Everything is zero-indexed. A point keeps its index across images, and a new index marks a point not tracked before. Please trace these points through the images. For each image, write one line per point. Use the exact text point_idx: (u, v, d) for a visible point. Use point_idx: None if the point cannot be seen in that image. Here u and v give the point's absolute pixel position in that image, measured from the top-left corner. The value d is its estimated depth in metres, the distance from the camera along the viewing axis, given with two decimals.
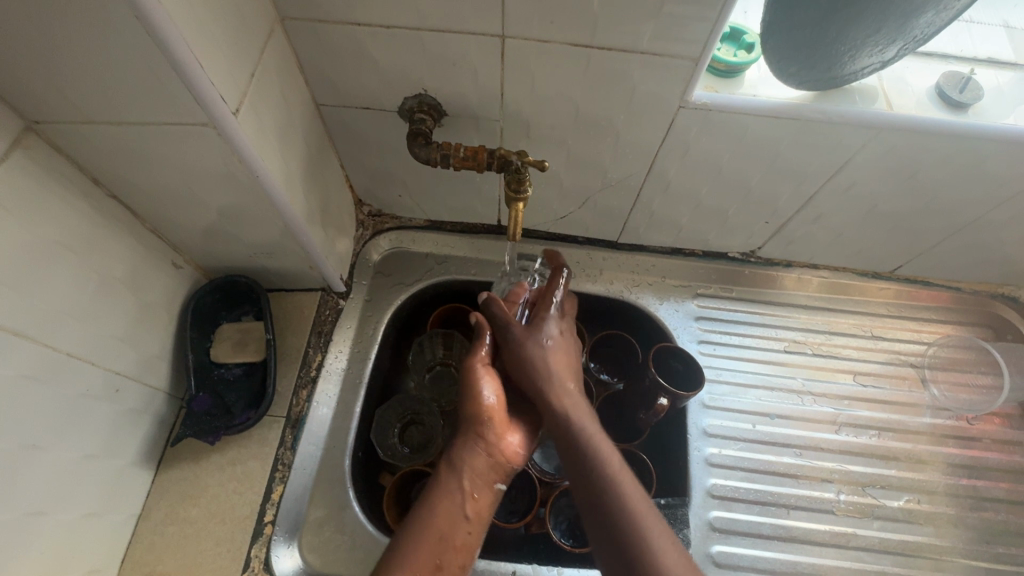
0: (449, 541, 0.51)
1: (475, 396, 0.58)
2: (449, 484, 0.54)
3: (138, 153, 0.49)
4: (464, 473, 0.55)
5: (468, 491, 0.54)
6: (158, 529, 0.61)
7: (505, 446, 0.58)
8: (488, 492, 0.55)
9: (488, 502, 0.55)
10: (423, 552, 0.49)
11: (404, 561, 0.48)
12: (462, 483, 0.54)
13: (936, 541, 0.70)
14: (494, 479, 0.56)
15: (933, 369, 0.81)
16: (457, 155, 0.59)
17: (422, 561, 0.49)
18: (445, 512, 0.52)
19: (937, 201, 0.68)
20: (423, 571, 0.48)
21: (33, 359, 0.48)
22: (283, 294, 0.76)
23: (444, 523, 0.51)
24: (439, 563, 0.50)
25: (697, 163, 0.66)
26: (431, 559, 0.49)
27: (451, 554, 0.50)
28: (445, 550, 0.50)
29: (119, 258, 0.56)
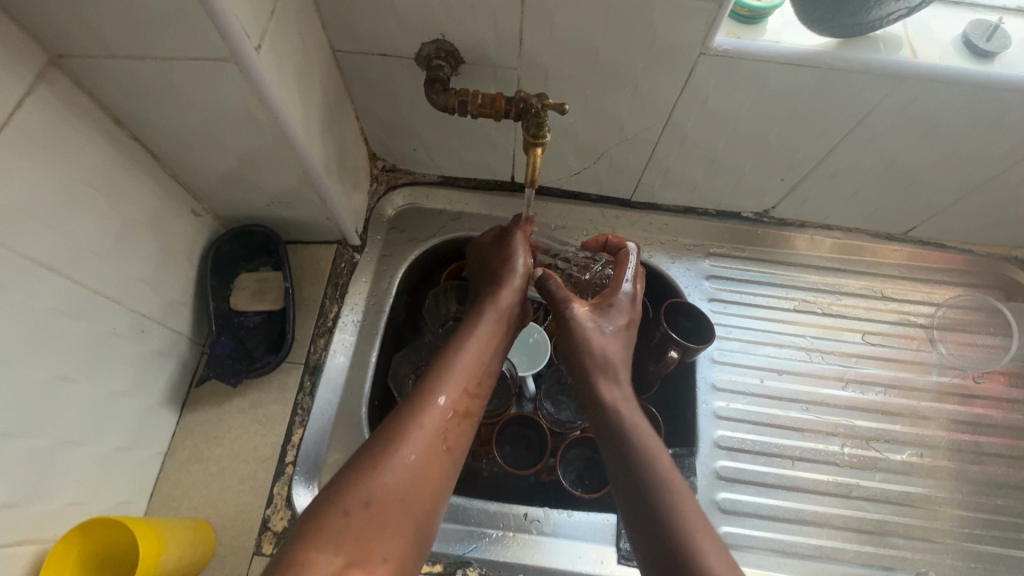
0: (485, 360, 0.56)
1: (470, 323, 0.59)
2: (480, 319, 0.59)
3: (160, 91, 0.49)
4: (493, 314, 0.60)
5: (499, 326, 0.60)
6: (184, 467, 0.63)
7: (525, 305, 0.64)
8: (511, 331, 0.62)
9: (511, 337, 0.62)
10: (463, 370, 0.54)
11: (450, 373, 0.54)
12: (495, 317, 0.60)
13: (936, 493, 0.72)
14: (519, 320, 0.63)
15: (943, 329, 0.81)
16: (475, 101, 0.59)
17: (463, 373, 0.54)
18: (481, 342, 0.57)
19: (956, 157, 0.67)
20: (466, 383, 0.54)
21: (63, 293, 0.49)
22: (299, 247, 0.76)
23: (479, 348, 0.57)
24: (477, 378, 0.55)
25: (716, 116, 0.65)
26: (470, 374, 0.54)
27: (485, 375, 0.56)
28: (482, 367, 0.56)
29: (141, 200, 0.57)
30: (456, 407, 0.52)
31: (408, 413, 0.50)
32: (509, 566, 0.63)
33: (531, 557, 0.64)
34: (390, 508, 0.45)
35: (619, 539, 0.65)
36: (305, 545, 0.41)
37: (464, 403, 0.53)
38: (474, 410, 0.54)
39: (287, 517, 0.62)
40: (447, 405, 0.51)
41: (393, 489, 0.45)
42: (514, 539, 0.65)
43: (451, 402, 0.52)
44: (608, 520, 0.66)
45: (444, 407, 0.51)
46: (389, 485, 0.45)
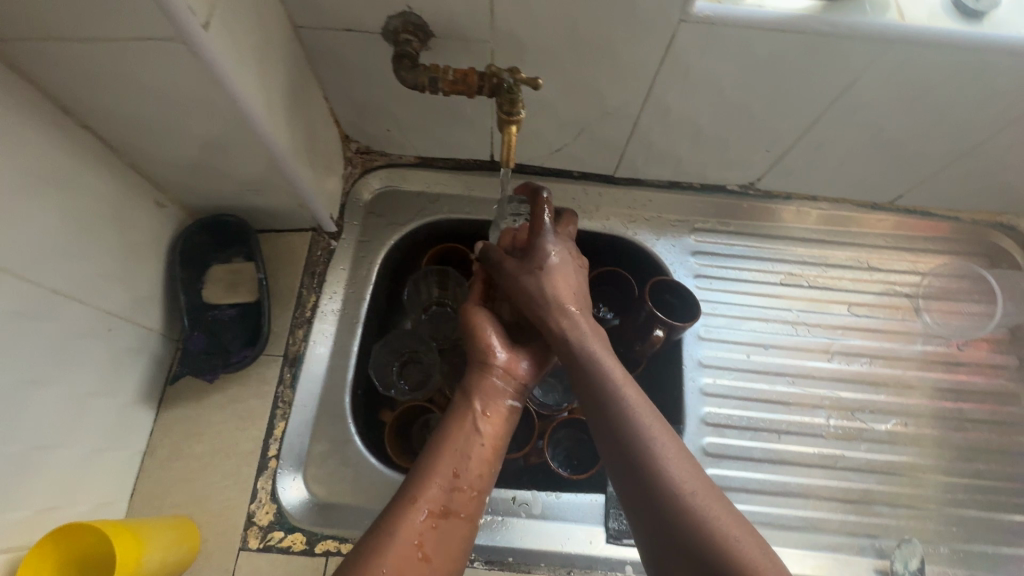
0: (466, 454, 0.53)
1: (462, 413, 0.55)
2: (460, 407, 0.56)
3: (107, 76, 0.46)
4: (472, 394, 0.57)
5: (478, 413, 0.55)
6: (164, 465, 0.62)
7: (514, 366, 0.59)
8: (500, 411, 0.56)
9: (501, 422, 0.56)
10: (440, 464, 0.52)
11: (425, 472, 0.51)
12: (473, 397, 0.56)
13: (921, 460, 0.72)
14: (508, 397, 0.58)
15: (928, 298, 0.81)
16: (446, 78, 0.56)
17: (440, 471, 0.51)
18: (458, 431, 0.54)
19: (944, 123, 0.66)
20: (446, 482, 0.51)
21: (20, 294, 0.47)
22: (273, 235, 0.74)
23: (459, 444, 0.53)
24: (460, 472, 0.52)
25: (699, 86, 0.63)
26: (450, 464, 0.52)
27: (468, 464, 0.53)
28: (463, 456, 0.53)
29: (98, 193, 0.54)
30: (433, 510, 0.49)
31: (380, 525, 0.48)
32: (498, 549, 0.63)
33: (519, 541, 0.64)
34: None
35: (608, 519, 0.65)
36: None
37: (443, 501, 0.50)
38: (460, 510, 0.51)
39: (272, 510, 0.61)
40: (407, 553, 0.47)
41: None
42: (503, 523, 0.65)
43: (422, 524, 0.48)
44: (597, 501, 0.66)
45: (415, 531, 0.48)
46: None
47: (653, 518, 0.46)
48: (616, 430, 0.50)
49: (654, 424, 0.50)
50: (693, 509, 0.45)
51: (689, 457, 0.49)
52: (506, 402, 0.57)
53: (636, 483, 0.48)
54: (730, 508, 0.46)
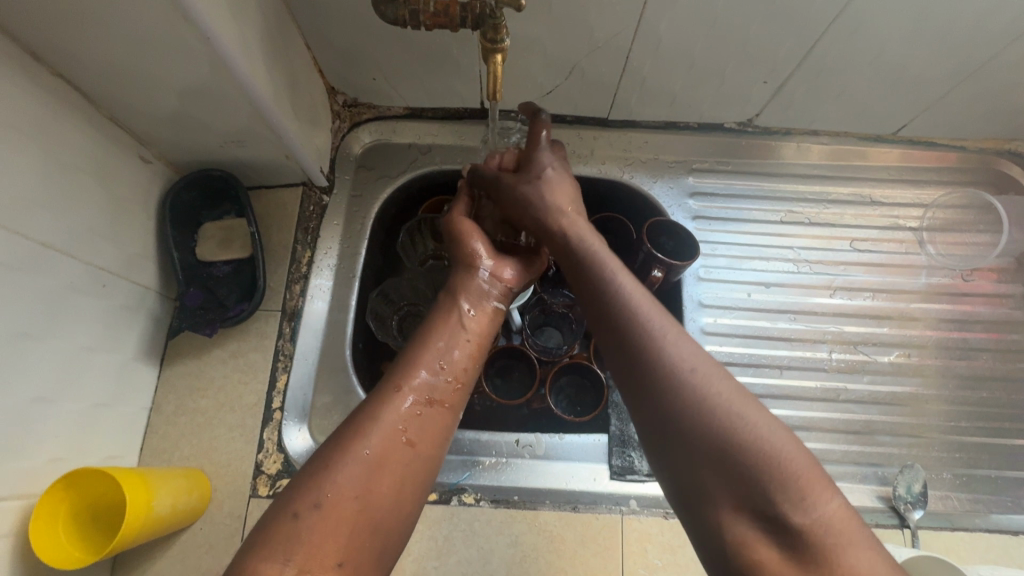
0: (451, 345, 0.50)
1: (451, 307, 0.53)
2: (445, 305, 0.53)
3: (74, 15, 0.45)
4: (457, 294, 0.54)
5: (464, 310, 0.53)
6: (171, 420, 0.63)
7: (499, 275, 0.57)
8: (485, 310, 0.54)
9: (489, 322, 0.54)
10: (425, 352, 0.48)
11: (410, 359, 0.48)
12: (459, 295, 0.54)
13: (924, 390, 0.72)
14: (492, 301, 0.56)
15: (932, 230, 0.80)
16: (427, 10, 0.53)
17: (427, 359, 0.48)
18: (444, 323, 0.51)
19: (949, 38, 0.63)
20: (432, 367, 0.47)
21: (5, 245, 0.46)
22: (264, 192, 0.73)
23: (444, 337, 0.50)
24: (445, 362, 0.49)
25: (690, 10, 0.60)
26: (436, 354, 0.48)
27: (454, 356, 0.49)
28: (449, 349, 0.49)
29: (79, 146, 0.53)
30: (420, 395, 0.45)
31: (362, 407, 0.44)
32: (503, 489, 0.64)
33: (523, 481, 0.64)
34: (338, 517, 0.38)
35: (611, 456, 0.66)
36: (253, 557, 0.36)
37: (432, 389, 0.46)
38: (445, 400, 0.47)
39: (280, 460, 0.62)
40: (391, 432, 0.43)
41: (349, 476, 0.40)
42: (508, 464, 0.66)
43: (411, 400, 0.45)
44: (600, 440, 0.67)
45: (400, 407, 0.44)
46: (340, 482, 0.39)
47: (648, 399, 0.42)
48: (606, 314, 0.47)
49: (649, 305, 0.46)
50: (693, 386, 0.40)
51: (689, 337, 0.44)
52: (489, 306, 0.55)
53: (631, 367, 0.44)
54: (732, 380, 0.41)
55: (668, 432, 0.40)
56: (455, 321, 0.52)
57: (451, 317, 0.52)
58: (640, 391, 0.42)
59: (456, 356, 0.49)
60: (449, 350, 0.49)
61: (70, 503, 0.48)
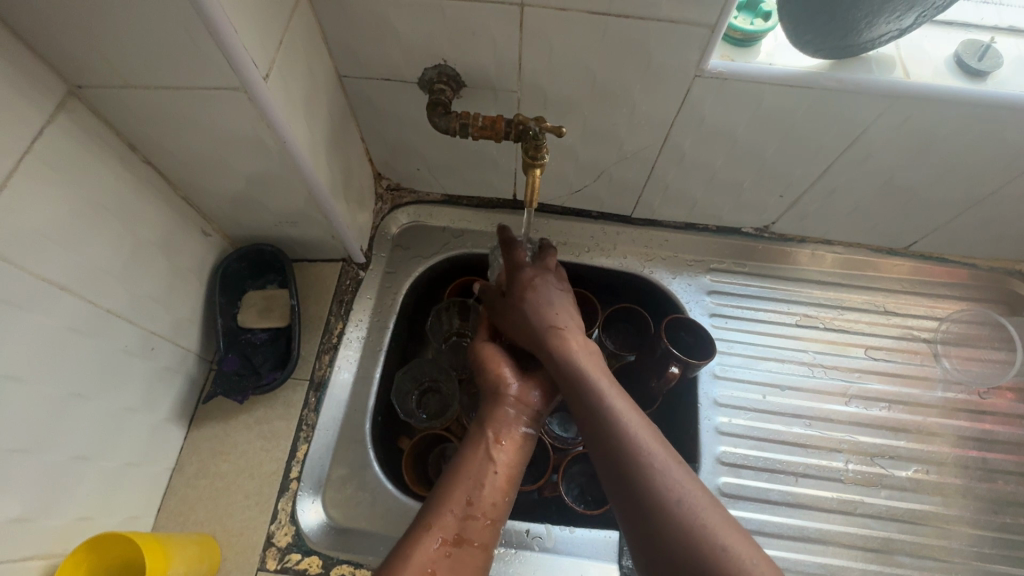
0: (480, 482, 0.53)
1: (481, 432, 0.57)
2: (475, 435, 0.57)
3: (173, 118, 0.51)
4: (484, 428, 0.57)
5: (486, 443, 0.56)
6: (191, 482, 0.64)
7: (523, 395, 0.60)
8: (515, 438, 0.57)
9: (517, 451, 0.57)
10: (455, 491, 0.53)
11: (438, 501, 0.52)
12: (483, 427, 0.57)
13: (944, 510, 0.71)
14: (520, 425, 0.58)
15: (946, 343, 0.81)
16: (475, 124, 0.60)
17: (454, 499, 0.52)
18: (472, 457, 0.55)
19: (954, 173, 0.68)
20: (458, 504, 0.52)
21: (78, 313, 0.51)
22: (305, 264, 0.78)
23: (471, 477, 0.54)
24: (471, 501, 0.52)
25: (713, 134, 0.66)
26: (463, 494, 0.52)
27: (481, 492, 0.53)
28: (479, 480, 0.53)
29: (154, 222, 0.59)
30: (445, 534, 0.50)
31: (395, 550, 0.49)
32: None
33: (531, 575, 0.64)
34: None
35: (621, 556, 0.65)
36: None
37: (456, 528, 0.51)
38: (475, 538, 0.51)
39: (291, 532, 0.63)
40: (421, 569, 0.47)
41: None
42: (515, 556, 0.65)
43: (441, 536, 0.49)
44: (611, 538, 0.66)
45: (433, 537, 0.49)
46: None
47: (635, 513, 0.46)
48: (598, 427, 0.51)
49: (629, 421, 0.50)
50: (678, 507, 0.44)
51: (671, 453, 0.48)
52: (518, 431, 0.58)
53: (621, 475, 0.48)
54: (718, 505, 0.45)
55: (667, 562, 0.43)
56: (484, 455, 0.55)
57: (479, 450, 0.56)
58: (637, 517, 0.46)
59: (486, 490, 0.53)
60: (480, 486, 0.53)
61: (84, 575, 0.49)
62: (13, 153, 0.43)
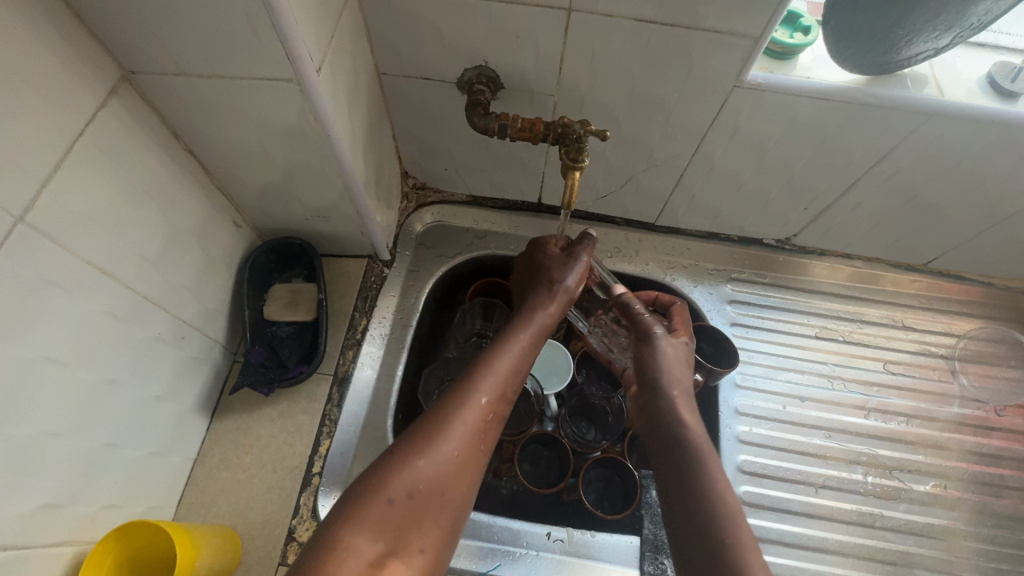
0: (516, 370, 0.53)
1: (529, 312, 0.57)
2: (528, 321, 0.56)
3: (220, 107, 0.52)
4: (528, 325, 0.56)
5: (532, 334, 0.56)
6: (213, 474, 0.64)
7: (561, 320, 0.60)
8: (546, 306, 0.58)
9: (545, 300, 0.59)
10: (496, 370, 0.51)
11: (489, 370, 0.51)
12: (535, 319, 0.57)
13: (961, 525, 0.72)
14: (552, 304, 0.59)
15: (963, 360, 0.82)
16: (514, 125, 0.61)
17: (493, 383, 0.51)
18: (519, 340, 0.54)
19: (979, 191, 0.69)
20: (499, 392, 0.50)
21: (117, 298, 0.50)
22: (331, 259, 0.78)
23: (511, 363, 0.53)
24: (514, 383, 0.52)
25: (745, 144, 0.67)
26: (510, 377, 0.52)
27: (521, 379, 0.53)
28: (521, 366, 0.53)
29: (191, 210, 0.59)
30: (491, 408, 0.49)
31: (443, 410, 0.47)
32: None
33: None
34: (417, 508, 0.43)
35: (643, 562, 0.66)
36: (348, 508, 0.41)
37: (501, 406, 0.51)
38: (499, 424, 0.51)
39: (312, 527, 0.62)
40: (459, 445, 0.46)
41: (424, 484, 0.43)
42: (537, 557, 0.65)
43: (480, 414, 0.48)
44: (632, 543, 0.67)
45: (471, 421, 0.48)
46: (395, 501, 0.42)
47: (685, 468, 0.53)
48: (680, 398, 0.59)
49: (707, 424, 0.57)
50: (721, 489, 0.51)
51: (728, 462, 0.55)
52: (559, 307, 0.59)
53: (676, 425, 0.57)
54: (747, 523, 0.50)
55: (687, 504, 0.51)
56: (528, 340, 0.55)
57: (524, 338, 0.55)
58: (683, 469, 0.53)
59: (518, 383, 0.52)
60: (517, 371, 0.53)
61: (110, 565, 0.48)
62: (66, 135, 0.43)
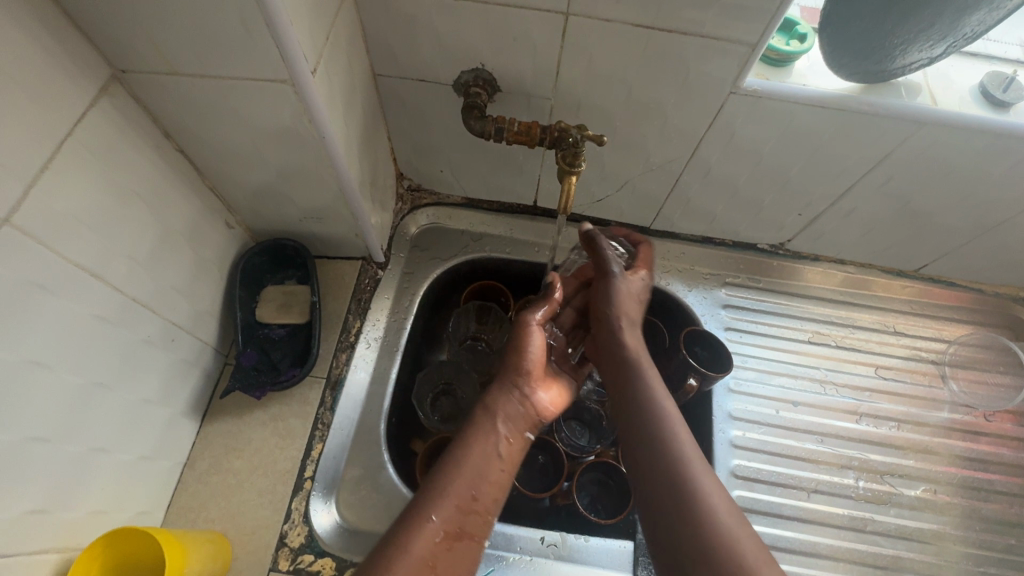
0: (483, 476, 0.52)
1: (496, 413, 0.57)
2: (484, 428, 0.55)
3: (213, 108, 0.51)
4: (490, 426, 0.56)
5: (490, 454, 0.54)
6: (203, 478, 0.63)
7: (537, 398, 0.60)
8: (518, 417, 0.58)
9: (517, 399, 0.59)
10: (460, 478, 0.51)
11: (433, 509, 0.48)
12: (490, 441, 0.55)
13: (950, 530, 0.72)
14: (526, 418, 0.59)
15: (953, 366, 0.83)
16: (511, 129, 0.61)
17: (457, 491, 0.50)
18: (480, 449, 0.53)
19: (971, 199, 0.69)
20: (463, 501, 0.50)
21: (106, 300, 0.50)
22: (324, 261, 0.77)
23: (477, 465, 0.52)
24: (470, 494, 0.51)
25: (740, 150, 0.67)
26: (462, 497, 0.50)
27: (485, 487, 0.52)
28: (476, 492, 0.51)
29: (183, 211, 0.58)
30: (440, 540, 0.47)
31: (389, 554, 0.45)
32: None
33: None
34: None
35: (637, 568, 0.66)
36: None
37: (451, 539, 0.48)
38: (478, 526, 0.50)
39: (304, 533, 0.61)
40: (432, 545, 0.46)
41: None
42: (531, 562, 0.65)
43: (444, 523, 0.48)
44: (626, 548, 0.67)
45: (436, 528, 0.47)
46: None
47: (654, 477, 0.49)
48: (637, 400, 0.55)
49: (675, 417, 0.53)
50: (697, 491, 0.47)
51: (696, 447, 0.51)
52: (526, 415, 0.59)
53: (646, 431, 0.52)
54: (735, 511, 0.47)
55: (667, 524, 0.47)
56: (499, 443, 0.55)
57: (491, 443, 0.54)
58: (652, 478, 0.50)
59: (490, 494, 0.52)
60: (488, 484, 0.52)
61: (99, 571, 0.48)
62: (55, 136, 0.42)
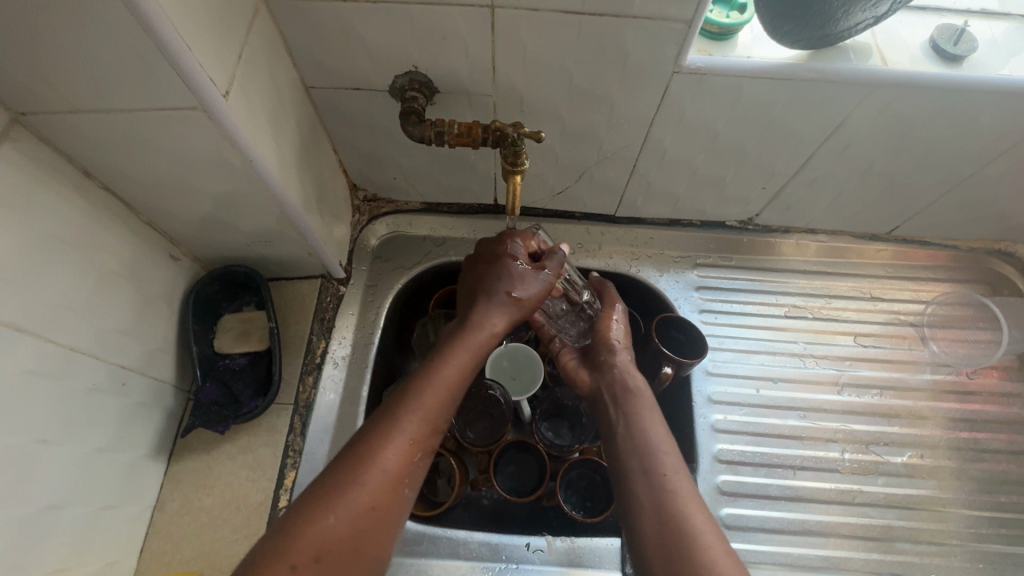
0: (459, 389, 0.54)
1: (480, 325, 0.58)
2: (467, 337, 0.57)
3: (128, 142, 0.48)
4: (471, 338, 0.57)
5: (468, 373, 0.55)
6: (174, 519, 0.62)
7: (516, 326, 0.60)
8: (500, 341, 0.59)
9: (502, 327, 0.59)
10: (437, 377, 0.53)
11: (410, 406, 0.51)
12: (468, 352, 0.56)
13: (939, 494, 0.72)
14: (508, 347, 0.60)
15: (932, 327, 0.82)
16: (451, 131, 0.59)
17: (434, 395, 0.52)
18: (457, 360, 0.55)
19: (933, 157, 0.68)
20: (437, 416, 0.52)
21: (39, 354, 0.48)
22: (283, 283, 0.75)
23: (454, 376, 0.54)
24: (444, 409, 0.52)
25: (693, 130, 0.65)
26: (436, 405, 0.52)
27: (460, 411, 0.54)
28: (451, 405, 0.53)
29: (118, 250, 0.56)
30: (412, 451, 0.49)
31: (362, 454, 0.47)
32: None
33: None
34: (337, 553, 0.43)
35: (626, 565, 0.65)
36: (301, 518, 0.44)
37: (425, 445, 0.50)
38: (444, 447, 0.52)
39: None
40: (402, 451, 0.48)
41: (325, 545, 0.43)
42: (519, 570, 0.64)
43: (416, 437, 0.50)
44: (612, 545, 0.66)
45: (405, 439, 0.49)
46: (334, 524, 0.44)
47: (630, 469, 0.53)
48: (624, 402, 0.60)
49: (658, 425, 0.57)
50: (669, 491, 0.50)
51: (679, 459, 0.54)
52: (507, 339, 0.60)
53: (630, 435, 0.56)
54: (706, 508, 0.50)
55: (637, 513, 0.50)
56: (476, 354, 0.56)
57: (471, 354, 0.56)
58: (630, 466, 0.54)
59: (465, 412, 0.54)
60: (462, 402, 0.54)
61: None
62: None
